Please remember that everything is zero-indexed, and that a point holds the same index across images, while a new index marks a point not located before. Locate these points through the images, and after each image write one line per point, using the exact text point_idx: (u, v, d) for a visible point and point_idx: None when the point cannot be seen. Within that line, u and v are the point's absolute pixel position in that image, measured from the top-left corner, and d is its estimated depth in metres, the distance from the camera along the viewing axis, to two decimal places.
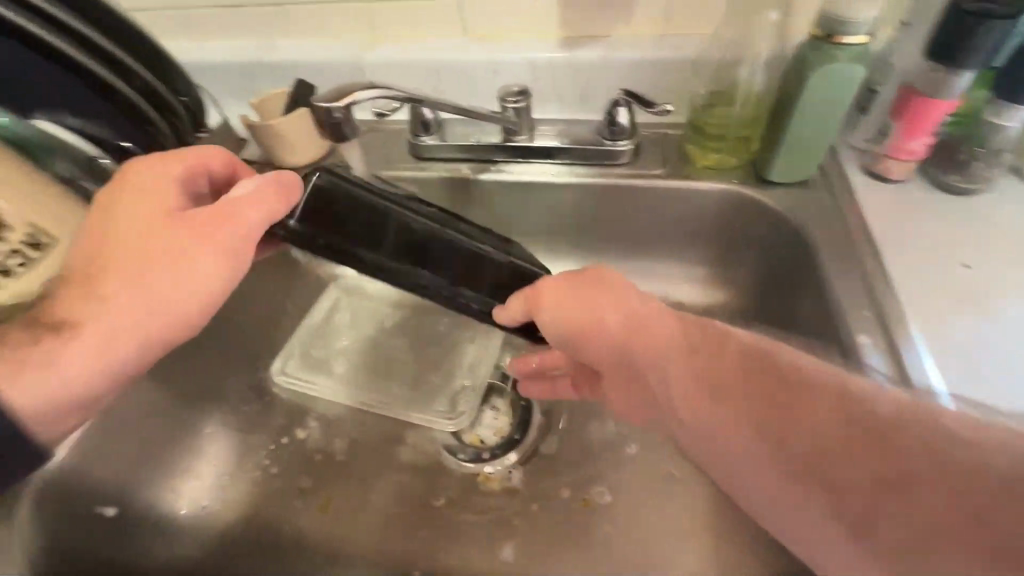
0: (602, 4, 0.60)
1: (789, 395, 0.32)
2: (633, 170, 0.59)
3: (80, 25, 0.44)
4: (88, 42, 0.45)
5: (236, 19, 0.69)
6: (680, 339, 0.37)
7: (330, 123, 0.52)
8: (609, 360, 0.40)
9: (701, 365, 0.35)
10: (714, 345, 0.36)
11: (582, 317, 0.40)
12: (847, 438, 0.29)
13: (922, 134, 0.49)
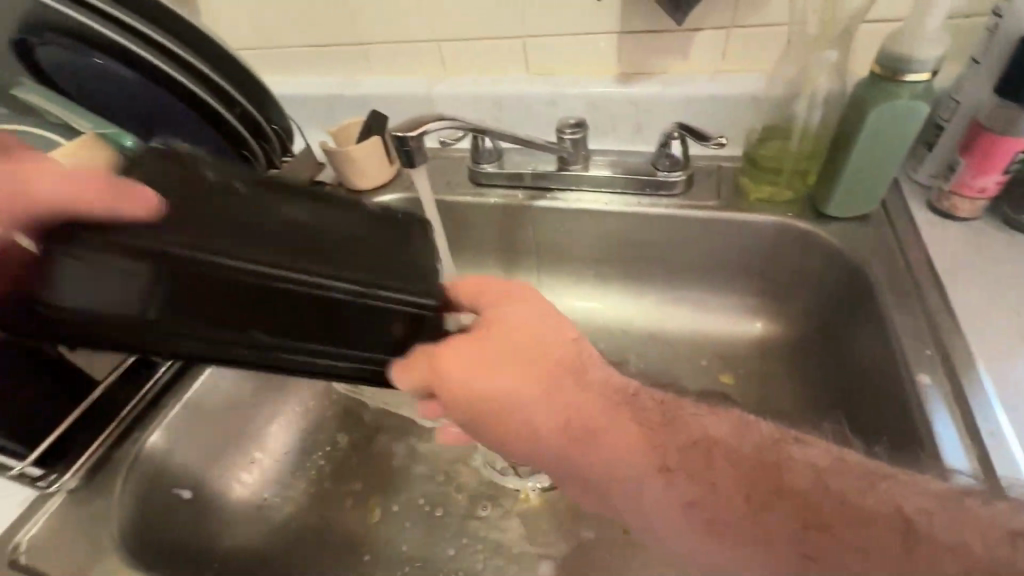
0: (659, 42, 0.63)
1: (781, 496, 0.31)
2: (685, 201, 0.61)
3: (201, 65, 0.51)
4: (205, 78, 0.52)
5: (323, 57, 0.77)
6: (633, 438, 0.34)
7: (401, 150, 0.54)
8: (553, 459, 0.36)
9: (675, 481, 0.33)
10: (679, 441, 0.34)
11: (512, 402, 0.34)
12: (862, 528, 0.29)
13: (992, 171, 0.48)
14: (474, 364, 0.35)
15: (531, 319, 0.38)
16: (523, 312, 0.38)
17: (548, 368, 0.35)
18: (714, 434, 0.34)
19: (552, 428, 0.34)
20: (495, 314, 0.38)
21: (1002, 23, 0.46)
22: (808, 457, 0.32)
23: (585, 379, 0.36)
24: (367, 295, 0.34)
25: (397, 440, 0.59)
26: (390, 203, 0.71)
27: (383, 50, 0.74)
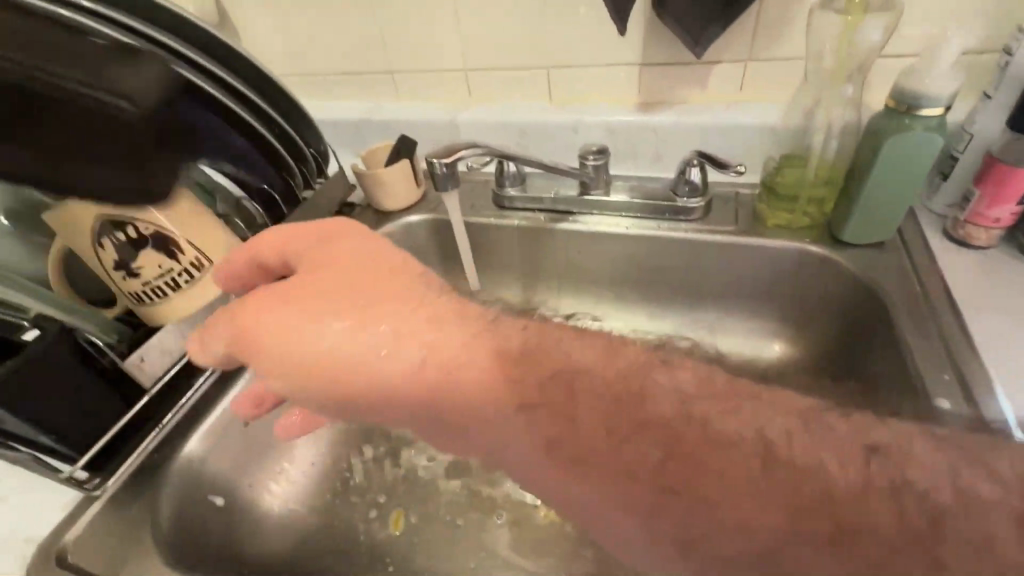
0: (678, 75, 0.66)
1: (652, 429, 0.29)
2: (703, 226, 0.62)
3: (246, 88, 0.53)
4: (248, 100, 0.54)
5: (357, 85, 0.81)
6: (471, 365, 0.31)
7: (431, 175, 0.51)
8: (403, 412, 0.32)
9: (538, 429, 0.30)
10: (519, 374, 0.31)
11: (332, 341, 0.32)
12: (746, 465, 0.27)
13: (1005, 202, 0.49)
14: (287, 300, 0.33)
15: (352, 241, 0.36)
16: (346, 237, 0.36)
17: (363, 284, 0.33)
18: (582, 364, 0.31)
19: (409, 371, 0.31)
20: (320, 246, 0.36)
21: (1012, 62, 0.47)
22: (674, 383, 0.30)
23: (407, 299, 0.33)
24: (120, 98, 0.37)
25: (422, 453, 0.61)
26: (416, 223, 0.73)
27: (414, 78, 0.78)
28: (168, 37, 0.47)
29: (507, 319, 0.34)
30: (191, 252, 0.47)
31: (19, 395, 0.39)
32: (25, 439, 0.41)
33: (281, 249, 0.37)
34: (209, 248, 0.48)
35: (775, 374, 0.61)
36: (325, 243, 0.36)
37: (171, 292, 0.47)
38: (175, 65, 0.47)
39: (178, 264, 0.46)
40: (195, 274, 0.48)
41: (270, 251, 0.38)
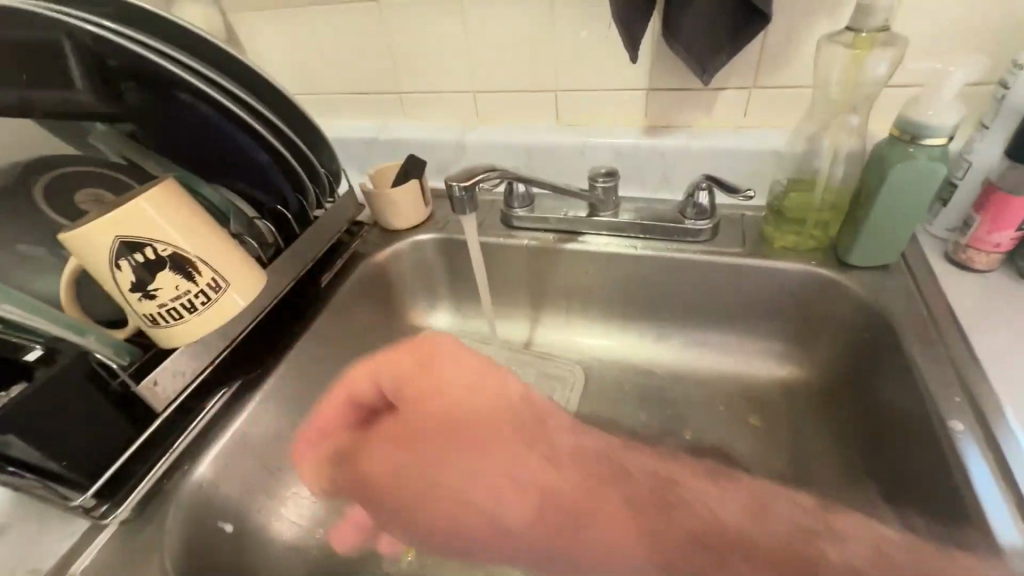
0: (685, 101, 0.68)
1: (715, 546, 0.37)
2: (711, 248, 0.63)
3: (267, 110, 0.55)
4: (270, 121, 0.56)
5: (365, 104, 0.82)
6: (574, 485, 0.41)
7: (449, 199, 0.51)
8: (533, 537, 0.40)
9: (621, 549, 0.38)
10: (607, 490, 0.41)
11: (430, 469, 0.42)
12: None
13: (1006, 228, 0.51)
14: (399, 441, 0.46)
15: (451, 372, 0.49)
16: (446, 367, 0.50)
17: (454, 420, 0.45)
18: (724, 520, 0.38)
19: (513, 499, 0.40)
20: (419, 376, 0.49)
21: (1009, 95, 0.49)
22: (842, 556, 0.35)
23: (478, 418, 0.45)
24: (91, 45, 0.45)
25: None
26: (423, 242, 0.74)
27: (422, 98, 0.79)
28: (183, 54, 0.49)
29: (649, 474, 0.42)
30: (208, 273, 0.46)
31: (31, 418, 0.39)
32: (36, 465, 0.40)
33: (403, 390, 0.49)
34: (226, 268, 0.47)
35: (782, 393, 0.62)
36: (420, 374, 0.49)
37: (187, 314, 0.46)
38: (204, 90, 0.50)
39: (195, 285, 0.46)
40: (211, 296, 0.47)
41: (367, 386, 0.50)
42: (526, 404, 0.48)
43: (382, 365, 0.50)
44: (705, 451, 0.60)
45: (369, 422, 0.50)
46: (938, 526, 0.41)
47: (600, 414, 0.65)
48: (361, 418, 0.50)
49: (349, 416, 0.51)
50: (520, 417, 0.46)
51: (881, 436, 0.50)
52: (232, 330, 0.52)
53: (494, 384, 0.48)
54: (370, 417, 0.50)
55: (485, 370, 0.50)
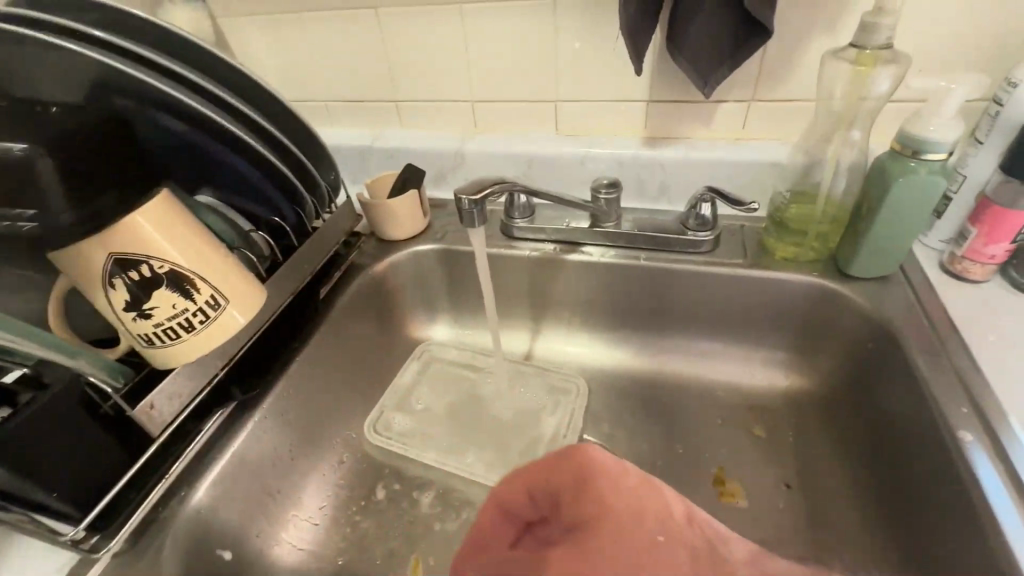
0: (684, 113, 0.68)
1: None
2: (713, 258, 0.64)
3: (266, 123, 0.52)
4: (269, 136, 0.53)
5: (360, 112, 0.81)
6: None
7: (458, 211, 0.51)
8: None
9: None
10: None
11: None
12: None
13: (1000, 240, 0.53)
14: None
15: (607, 488, 0.34)
16: (607, 488, 0.34)
17: (615, 549, 0.31)
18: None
19: None
20: (584, 490, 0.34)
21: (1003, 111, 0.50)
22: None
23: (642, 539, 0.32)
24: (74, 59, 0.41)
25: (435, 492, 0.60)
26: (421, 253, 0.72)
27: (420, 107, 0.78)
28: (176, 66, 0.45)
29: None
30: (207, 291, 0.44)
31: (19, 445, 0.36)
32: (21, 495, 0.38)
33: (533, 484, 0.37)
34: (225, 285, 0.45)
35: (783, 403, 0.63)
36: (586, 487, 0.34)
37: (184, 332, 0.44)
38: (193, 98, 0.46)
39: (193, 304, 0.43)
40: (211, 314, 0.45)
41: (518, 498, 0.38)
42: (693, 528, 0.33)
43: (559, 470, 0.36)
44: (712, 462, 0.59)
45: (518, 539, 0.38)
46: (948, 535, 0.42)
47: (605, 426, 0.65)
48: (512, 527, 0.38)
49: (503, 529, 0.38)
50: (678, 527, 0.32)
51: (885, 445, 0.51)
52: (230, 349, 0.50)
53: (648, 504, 0.33)
54: (523, 528, 0.38)
55: (644, 488, 0.34)
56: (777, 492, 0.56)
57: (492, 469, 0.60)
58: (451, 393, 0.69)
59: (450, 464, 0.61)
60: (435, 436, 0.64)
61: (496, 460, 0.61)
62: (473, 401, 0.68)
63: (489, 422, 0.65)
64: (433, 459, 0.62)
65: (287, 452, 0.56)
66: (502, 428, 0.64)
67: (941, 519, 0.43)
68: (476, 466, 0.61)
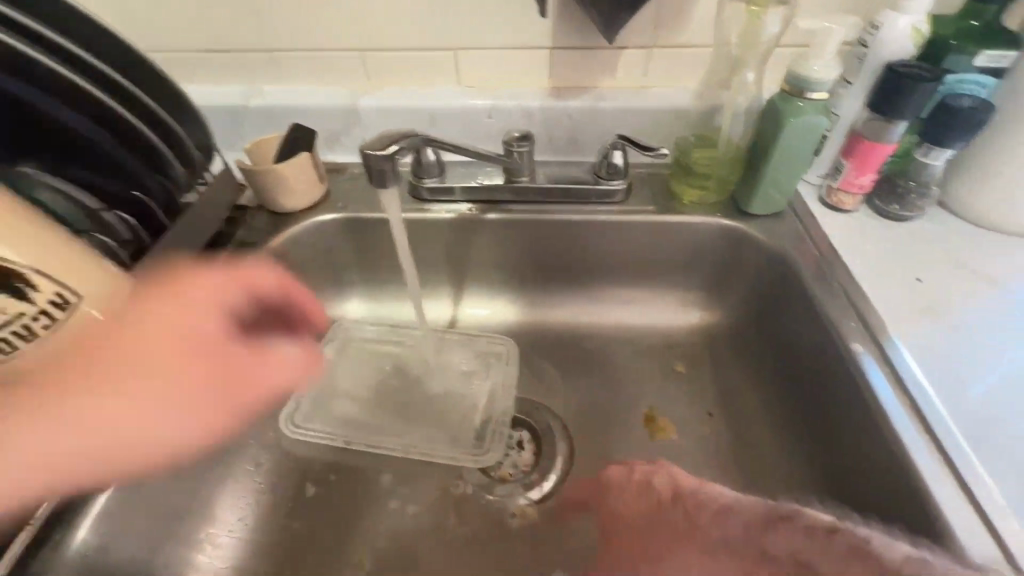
0: (589, 60, 0.67)
1: None
2: (626, 207, 0.65)
3: (116, 75, 0.46)
4: (124, 93, 0.46)
5: (226, 64, 0.69)
6: None
7: (375, 171, 0.45)
8: None
9: None
10: None
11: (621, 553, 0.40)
12: None
13: (868, 172, 0.59)
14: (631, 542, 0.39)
15: None
16: None
17: None
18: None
19: None
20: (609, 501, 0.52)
21: (870, 53, 0.55)
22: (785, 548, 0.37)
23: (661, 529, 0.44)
24: None
25: (376, 478, 0.57)
26: (323, 224, 0.65)
27: (300, 58, 0.68)
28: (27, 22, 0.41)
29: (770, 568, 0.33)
30: (50, 288, 0.35)
31: None
32: None
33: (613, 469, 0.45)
34: (76, 278, 0.37)
35: (699, 339, 0.67)
36: None
37: (23, 342, 0.35)
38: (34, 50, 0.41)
39: (32, 306, 0.34)
40: (56, 317, 0.36)
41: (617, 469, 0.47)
42: None
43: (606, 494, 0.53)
44: (642, 404, 0.62)
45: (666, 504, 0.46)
46: (845, 433, 0.48)
47: (539, 384, 0.65)
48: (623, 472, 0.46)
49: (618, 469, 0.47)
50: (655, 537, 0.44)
51: (790, 364, 0.57)
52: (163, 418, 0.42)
53: None
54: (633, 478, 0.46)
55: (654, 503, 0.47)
56: (701, 422, 0.60)
57: (429, 447, 0.57)
58: (373, 373, 0.64)
59: (383, 448, 0.57)
60: (361, 421, 0.59)
61: (432, 436, 0.58)
62: (399, 379, 0.64)
63: (419, 399, 0.62)
64: (360, 443, 0.57)
65: (194, 465, 0.49)
66: (435, 403, 0.61)
67: (839, 422, 0.49)
68: (410, 445, 0.57)
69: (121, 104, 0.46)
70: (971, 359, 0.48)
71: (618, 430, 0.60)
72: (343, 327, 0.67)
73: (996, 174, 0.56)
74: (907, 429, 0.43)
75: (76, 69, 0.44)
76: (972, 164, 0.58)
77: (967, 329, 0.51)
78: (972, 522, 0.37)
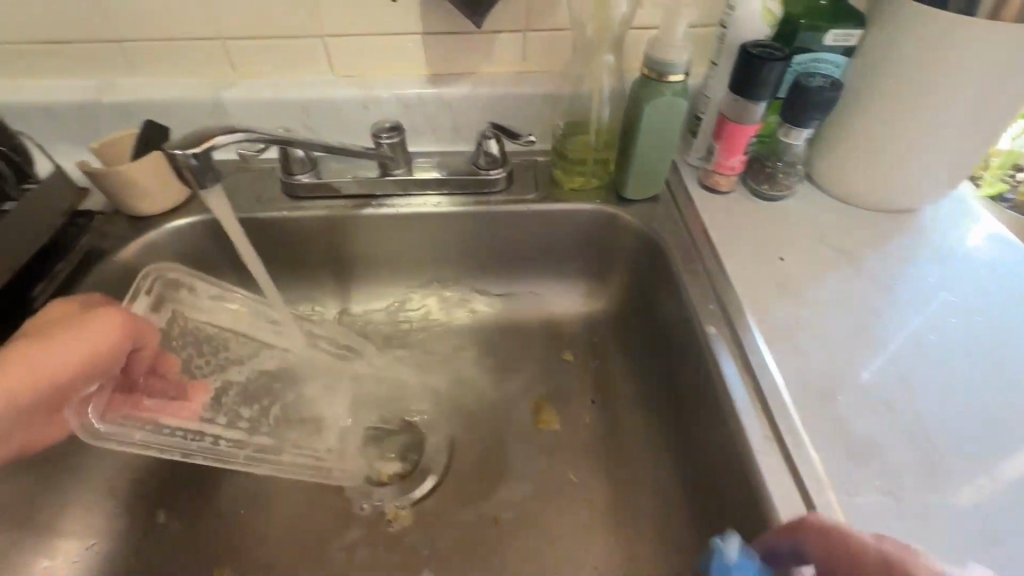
0: (463, 45, 0.64)
1: None
2: (508, 197, 0.63)
3: None
4: None
5: (68, 57, 0.63)
6: None
7: (184, 170, 0.46)
8: None
9: None
10: None
11: None
12: None
13: (737, 153, 0.59)
14: None
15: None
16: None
17: None
18: None
19: None
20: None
21: (728, 34, 0.55)
22: None
23: None
24: None
25: (244, 493, 0.54)
26: (184, 228, 0.61)
27: (150, 48, 0.63)
28: None
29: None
30: None
31: None
32: None
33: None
34: None
35: (589, 326, 0.66)
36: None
37: None
38: None
39: None
40: None
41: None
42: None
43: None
44: (529, 396, 0.61)
45: None
46: (702, 415, 0.49)
47: (425, 381, 0.63)
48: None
49: None
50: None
51: (665, 347, 0.57)
52: (123, 323, 0.45)
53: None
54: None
55: None
56: (583, 410, 0.60)
57: (262, 445, 0.51)
58: (177, 327, 0.54)
59: (173, 449, 0.45)
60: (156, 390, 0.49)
61: (266, 430, 0.53)
62: (224, 357, 0.55)
63: (237, 380, 0.54)
64: (135, 440, 0.44)
65: (10, 471, 0.46)
66: (295, 389, 0.56)
67: (698, 402, 0.50)
68: (221, 440, 0.49)
69: None
70: (826, 338, 0.49)
71: (501, 426, 0.59)
72: (189, 282, 0.55)
73: (854, 153, 0.58)
74: (746, 409, 0.44)
75: None
76: (833, 143, 0.59)
77: (822, 304, 0.52)
78: (791, 493, 0.39)
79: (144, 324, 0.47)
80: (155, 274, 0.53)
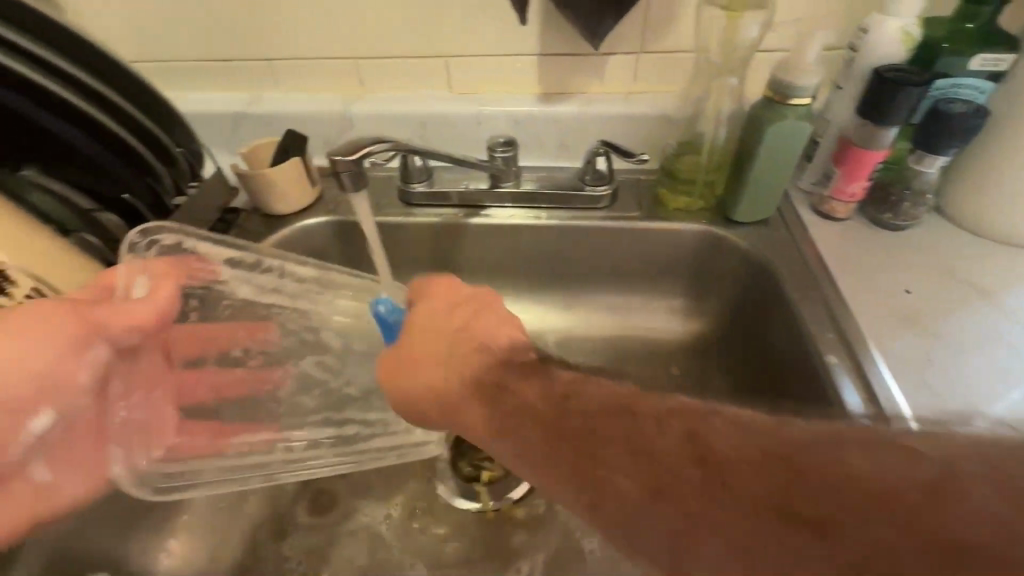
0: (578, 64, 0.66)
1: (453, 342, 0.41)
2: (611, 213, 0.64)
3: (127, 105, 0.50)
4: (130, 120, 0.50)
5: (227, 72, 0.72)
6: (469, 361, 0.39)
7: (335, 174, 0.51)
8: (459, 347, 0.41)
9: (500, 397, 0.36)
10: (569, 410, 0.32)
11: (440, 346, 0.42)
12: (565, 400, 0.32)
13: (859, 179, 0.57)
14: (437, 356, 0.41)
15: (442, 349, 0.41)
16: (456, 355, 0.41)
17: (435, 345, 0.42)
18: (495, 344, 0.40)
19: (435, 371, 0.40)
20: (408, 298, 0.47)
21: (859, 57, 0.53)
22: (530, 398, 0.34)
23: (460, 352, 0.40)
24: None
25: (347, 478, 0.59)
26: (312, 227, 0.67)
27: (296, 64, 0.70)
28: (51, 53, 0.44)
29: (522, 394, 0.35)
30: (26, 283, 0.40)
31: None
32: None
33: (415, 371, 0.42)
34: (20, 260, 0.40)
35: (684, 346, 0.66)
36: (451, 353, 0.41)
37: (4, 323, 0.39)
38: (56, 83, 0.45)
39: (11, 300, 0.39)
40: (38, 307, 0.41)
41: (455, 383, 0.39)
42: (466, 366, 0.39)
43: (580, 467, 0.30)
44: None
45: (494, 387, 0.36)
46: None
47: None
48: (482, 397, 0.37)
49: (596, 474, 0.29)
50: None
51: (772, 372, 0.55)
52: (67, 315, 0.38)
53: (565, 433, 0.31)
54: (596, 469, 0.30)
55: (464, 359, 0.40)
56: None
57: (342, 437, 0.52)
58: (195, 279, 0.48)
59: (253, 477, 0.47)
60: (199, 395, 0.49)
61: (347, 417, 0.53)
62: (292, 340, 0.54)
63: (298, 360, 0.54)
64: (207, 476, 0.46)
65: None
66: None
67: None
68: (290, 443, 0.50)
69: (127, 129, 0.51)
70: (958, 373, 0.46)
71: None
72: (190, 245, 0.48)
73: (996, 184, 0.54)
74: None
75: (79, 94, 0.46)
76: (971, 173, 0.56)
77: (957, 342, 0.49)
78: None
79: (100, 311, 0.40)
80: (156, 236, 0.46)
